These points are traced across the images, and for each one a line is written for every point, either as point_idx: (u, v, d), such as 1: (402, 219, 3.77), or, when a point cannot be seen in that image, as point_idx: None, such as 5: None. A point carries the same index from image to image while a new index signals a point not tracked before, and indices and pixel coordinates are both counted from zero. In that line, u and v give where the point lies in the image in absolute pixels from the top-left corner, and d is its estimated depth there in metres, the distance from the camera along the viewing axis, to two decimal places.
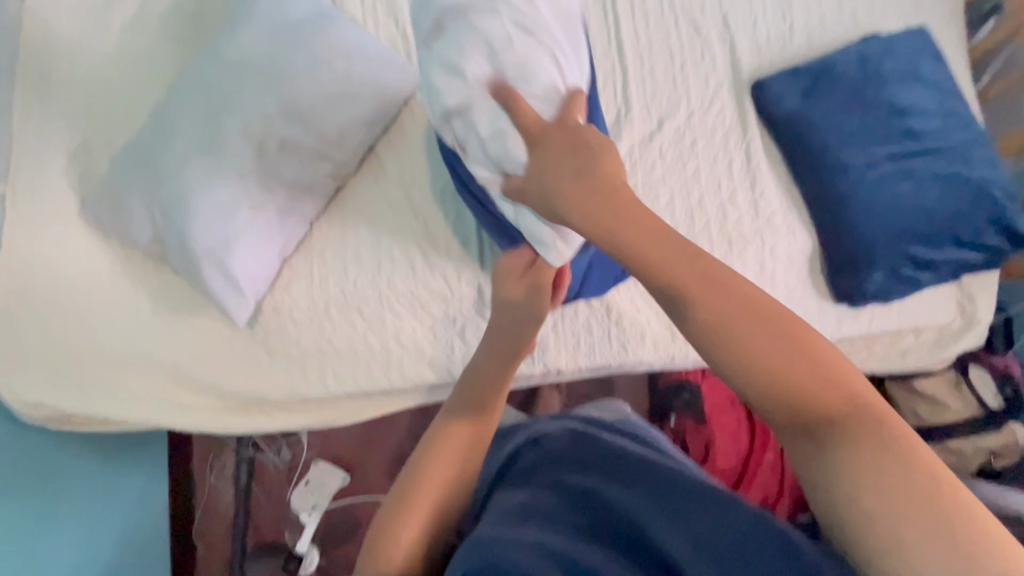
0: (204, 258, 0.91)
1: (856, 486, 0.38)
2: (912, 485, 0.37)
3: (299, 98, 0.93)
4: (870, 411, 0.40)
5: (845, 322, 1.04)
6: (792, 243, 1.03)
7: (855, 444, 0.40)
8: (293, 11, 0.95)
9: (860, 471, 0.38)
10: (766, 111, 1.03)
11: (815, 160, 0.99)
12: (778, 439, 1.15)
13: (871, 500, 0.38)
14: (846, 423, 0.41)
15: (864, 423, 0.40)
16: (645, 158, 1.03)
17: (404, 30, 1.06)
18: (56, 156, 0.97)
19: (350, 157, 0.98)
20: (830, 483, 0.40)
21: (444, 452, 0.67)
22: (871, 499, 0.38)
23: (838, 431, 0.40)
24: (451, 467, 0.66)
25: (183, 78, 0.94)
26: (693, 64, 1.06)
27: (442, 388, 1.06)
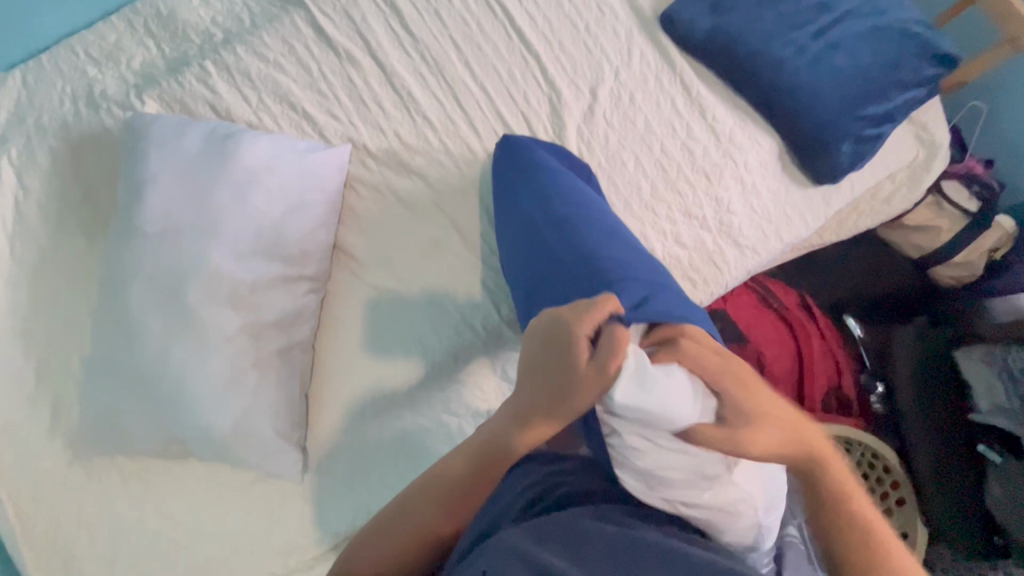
0: (230, 436, 0.84)
1: (843, 542, 0.58)
2: (877, 550, 0.57)
3: (242, 232, 0.85)
4: (848, 498, 0.60)
5: (833, 198, 1.08)
6: (759, 151, 1.04)
7: (839, 517, 0.59)
8: (194, 149, 0.88)
9: (847, 538, 0.58)
10: (683, 40, 1.02)
11: (748, 67, 1.00)
12: (815, 326, 1.20)
13: (852, 547, 0.58)
14: (842, 498, 0.60)
15: (849, 510, 0.60)
16: (595, 134, 1.02)
17: (305, 110, 0.98)
18: (19, 406, 0.88)
19: (321, 264, 0.92)
20: (828, 531, 0.60)
21: (427, 500, 0.64)
22: (852, 548, 0.58)
23: (832, 499, 0.60)
24: (427, 526, 0.64)
25: (114, 266, 0.86)
26: (596, 23, 1.04)
27: None
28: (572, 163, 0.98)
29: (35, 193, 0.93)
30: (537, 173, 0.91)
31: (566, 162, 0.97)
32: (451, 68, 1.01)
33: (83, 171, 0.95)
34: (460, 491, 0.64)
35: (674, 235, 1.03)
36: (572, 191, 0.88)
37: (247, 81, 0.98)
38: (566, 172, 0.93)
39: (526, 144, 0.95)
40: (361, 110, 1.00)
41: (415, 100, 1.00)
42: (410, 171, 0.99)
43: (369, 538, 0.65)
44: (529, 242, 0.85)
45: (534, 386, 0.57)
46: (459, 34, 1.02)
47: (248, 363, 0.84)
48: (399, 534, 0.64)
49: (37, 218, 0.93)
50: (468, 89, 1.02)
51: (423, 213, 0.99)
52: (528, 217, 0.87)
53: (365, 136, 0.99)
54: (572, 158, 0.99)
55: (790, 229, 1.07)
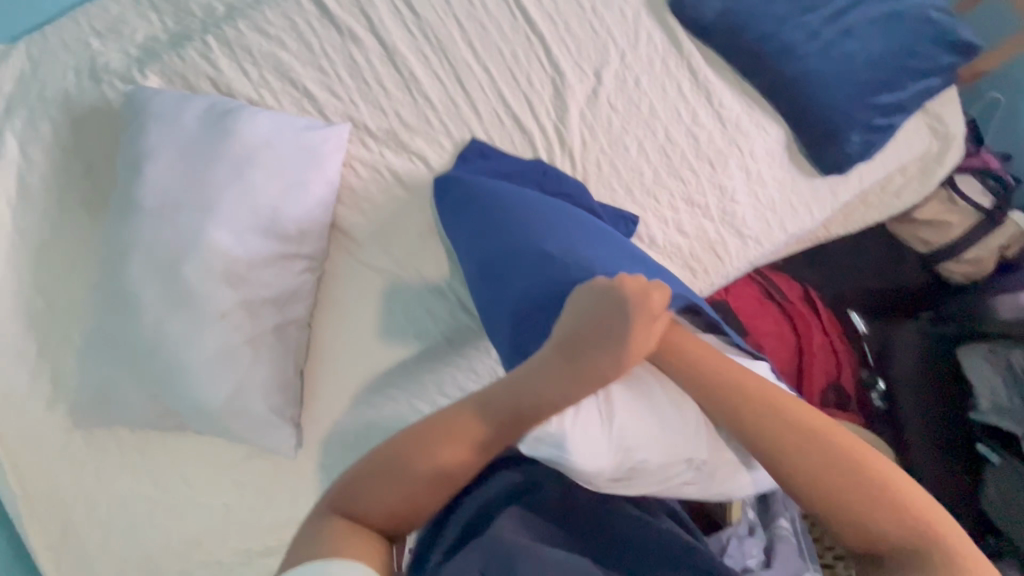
0: (224, 411, 0.84)
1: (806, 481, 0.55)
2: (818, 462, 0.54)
3: (238, 208, 0.85)
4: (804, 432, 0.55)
5: (840, 189, 1.06)
6: (767, 139, 1.02)
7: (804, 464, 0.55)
8: (193, 124, 0.88)
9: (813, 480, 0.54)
10: (693, 23, 1.00)
11: (758, 52, 0.97)
12: (815, 318, 1.21)
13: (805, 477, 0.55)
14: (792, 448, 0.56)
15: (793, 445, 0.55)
16: (598, 119, 1.00)
17: (306, 88, 0.98)
18: (22, 375, 0.89)
19: (318, 243, 0.92)
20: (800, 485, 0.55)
21: (451, 446, 0.56)
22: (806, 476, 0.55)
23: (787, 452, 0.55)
24: (448, 469, 0.56)
25: (113, 239, 0.87)
26: (603, 3, 1.01)
27: None
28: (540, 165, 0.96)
29: (38, 164, 0.94)
30: (480, 201, 0.86)
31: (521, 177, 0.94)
32: (454, 48, 1.00)
33: (84, 145, 0.95)
34: (472, 435, 0.56)
35: (674, 222, 1.02)
36: (524, 198, 0.83)
37: (248, 57, 0.98)
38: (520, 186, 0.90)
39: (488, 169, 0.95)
40: (362, 88, 0.99)
41: (416, 79, 0.99)
42: (410, 152, 0.99)
43: (394, 477, 0.55)
44: (488, 258, 0.78)
45: (593, 356, 0.56)
46: (462, 13, 1.00)
47: (243, 339, 0.85)
48: (415, 479, 0.55)
49: (40, 189, 0.94)
50: (471, 70, 1.00)
51: (422, 194, 0.98)
52: (487, 232, 0.80)
53: (366, 116, 0.98)
54: (532, 162, 0.96)
55: (794, 219, 1.06)
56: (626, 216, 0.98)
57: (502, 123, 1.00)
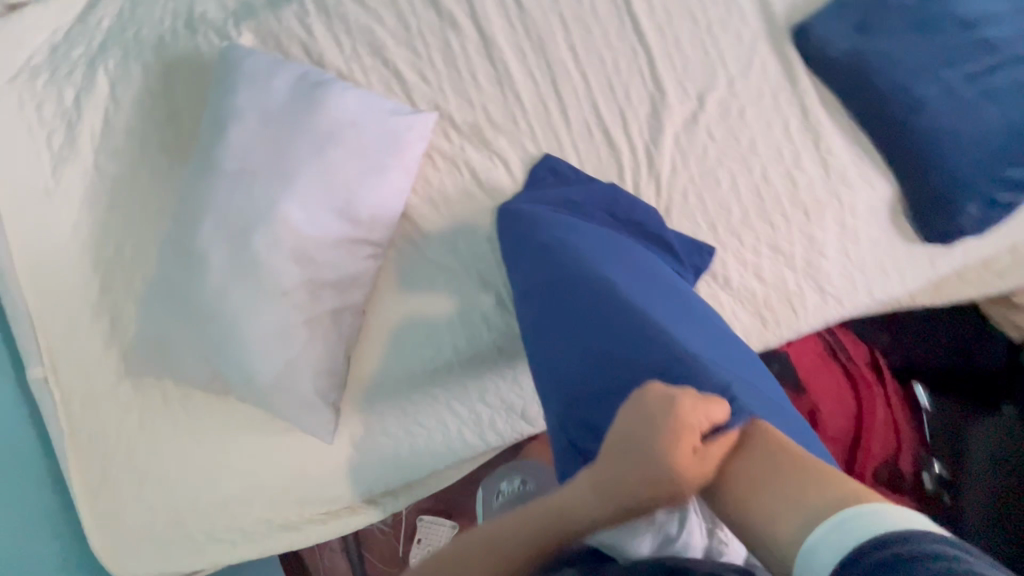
0: (272, 385, 0.84)
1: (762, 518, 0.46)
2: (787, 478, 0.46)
3: (314, 186, 0.83)
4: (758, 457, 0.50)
5: (939, 260, 0.98)
6: (871, 195, 0.95)
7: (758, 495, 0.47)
8: (281, 93, 0.86)
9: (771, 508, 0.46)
10: (816, 58, 0.92)
11: (882, 101, 0.90)
12: (882, 388, 1.14)
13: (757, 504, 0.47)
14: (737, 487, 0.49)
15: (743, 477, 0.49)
16: (694, 145, 0.94)
17: (397, 68, 0.94)
18: (80, 314, 0.90)
19: (386, 232, 0.89)
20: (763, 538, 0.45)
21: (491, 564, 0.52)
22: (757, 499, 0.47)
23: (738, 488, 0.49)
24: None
25: (187, 197, 0.86)
26: (720, 23, 0.94)
27: (514, 439, 1.02)
28: (612, 190, 0.91)
29: (126, 106, 0.94)
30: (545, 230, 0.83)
31: (590, 206, 0.89)
32: (555, 49, 0.95)
33: (172, 94, 0.95)
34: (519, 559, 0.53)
35: (754, 267, 0.96)
36: (592, 243, 0.80)
37: (343, 27, 0.94)
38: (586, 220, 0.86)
39: (552, 192, 0.91)
40: (453, 77, 0.95)
41: (511, 76, 0.95)
42: (491, 150, 0.95)
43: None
44: (548, 305, 0.75)
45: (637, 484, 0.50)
46: (569, 12, 0.95)
47: (301, 318, 0.84)
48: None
49: (124, 132, 0.94)
50: (568, 74, 0.95)
51: (496, 196, 0.95)
52: (551, 272, 0.77)
53: (453, 106, 0.95)
54: (600, 186, 0.91)
55: (883, 284, 0.98)
56: (702, 246, 0.93)
57: (591, 135, 0.95)
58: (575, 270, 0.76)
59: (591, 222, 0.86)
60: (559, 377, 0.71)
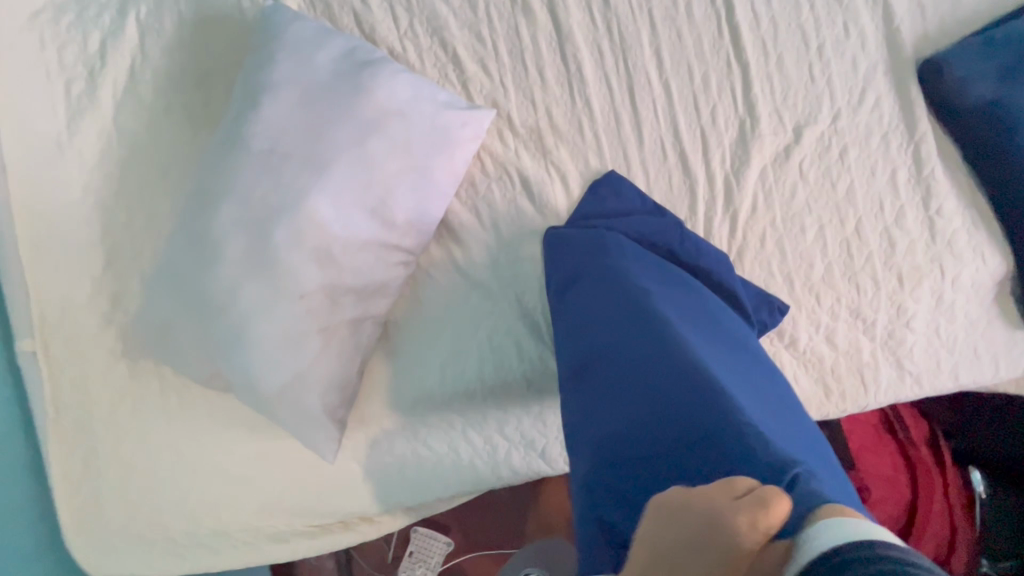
0: (277, 394, 0.76)
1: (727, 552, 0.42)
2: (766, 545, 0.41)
3: (348, 179, 0.74)
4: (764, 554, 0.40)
5: None
6: (979, 267, 0.82)
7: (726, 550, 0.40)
8: (325, 68, 0.76)
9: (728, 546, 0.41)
10: (943, 101, 0.79)
11: (1015, 162, 0.76)
12: (939, 475, 1.03)
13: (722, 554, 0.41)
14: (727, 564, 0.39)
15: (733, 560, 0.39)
16: (781, 184, 0.82)
17: (456, 53, 0.83)
18: (81, 284, 0.82)
19: (422, 238, 0.80)
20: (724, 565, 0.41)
21: None
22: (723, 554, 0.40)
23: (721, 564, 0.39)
24: None
25: (208, 173, 0.77)
26: (834, 45, 0.81)
27: (528, 476, 0.94)
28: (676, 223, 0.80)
29: (154, 60, 0.85)
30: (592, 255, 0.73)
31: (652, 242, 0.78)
32: (637, 52, 0.83)
33: (206, 52, 0.85)
34: None
35: (828, 331, 0.84)
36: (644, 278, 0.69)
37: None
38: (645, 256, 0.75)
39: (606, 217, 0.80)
40: (518, 71, 0.84)
41: (583, 78, 0.83)
42: (549, 160, 0.84)
43: None
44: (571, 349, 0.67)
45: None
46: (660, 12, 0.82)
47: (316, 325, 0.75)
48: None
49: (149, 88, 0.84)
50: (649, 84, 0.83)
51: (548, 212, 0.84)
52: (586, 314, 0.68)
53: (513, 104, 0.84)
54: (666, 219, 0.80)
55: (973, 369, 0.86)
56: (773, 300, 0.80)
57: (665, 157, 0.83)
58: (613, 313, 0.66)
59: (652, 257, 0.75)
60: (577, 432, 0.61)
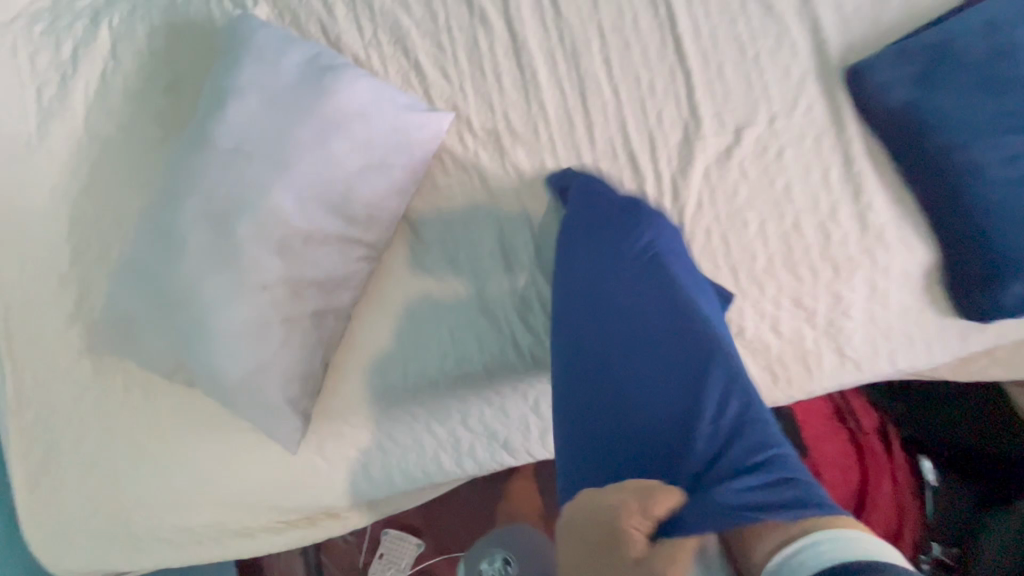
0: (239, 385, 0.78)
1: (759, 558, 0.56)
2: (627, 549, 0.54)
3: (309, 177, 0.77)
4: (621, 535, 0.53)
5: (971, 338, 0.91)
6: (907, 258, 0.88)
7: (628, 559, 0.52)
8: (288, 72, 0.79)
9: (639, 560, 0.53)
10: (867, 104, 0.85)
11: (932, 160, 0.83)
12: (888, 462, 1.08)
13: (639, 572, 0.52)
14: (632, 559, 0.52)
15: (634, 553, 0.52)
16: (725, 183, 0.88)
17: (418, 61, 0.88)
18: (48, 281, 0.84)
19: (382, 234, 0.83)
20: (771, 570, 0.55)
21: None
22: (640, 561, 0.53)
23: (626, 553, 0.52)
24: None
25: (174, 172, 0.80)
26: (769, 54, 0.88)
27: (493, 468, 0.96)
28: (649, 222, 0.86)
29: (124, 66, 0.88)
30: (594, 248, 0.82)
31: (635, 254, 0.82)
32: (588, 60, 0.88)
33: (175, 58, 0.88)
34: None
35: (772, 320, 0.89)
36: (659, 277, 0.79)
37: (366, 10, 0.88)
38: (622, 273, 0.81)
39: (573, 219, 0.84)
40: (476, 77, 0.88)
41: (537, 83, 0.88)
42: (507, 160, 0.88)
43: None
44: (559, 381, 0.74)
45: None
46: (609, 23, 0.88)
47: (277, 316, 0.78)
48: None
49: (119, 93, 0.88)
50: (599, 89, 0.88)
51: (506, 209, 0.88)
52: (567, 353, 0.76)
53: (471, 108, 0.88)
54: (641, 237, 0.82)
55: (908, 355, 0.91)
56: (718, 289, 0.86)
57: (616, 158, 0.89)
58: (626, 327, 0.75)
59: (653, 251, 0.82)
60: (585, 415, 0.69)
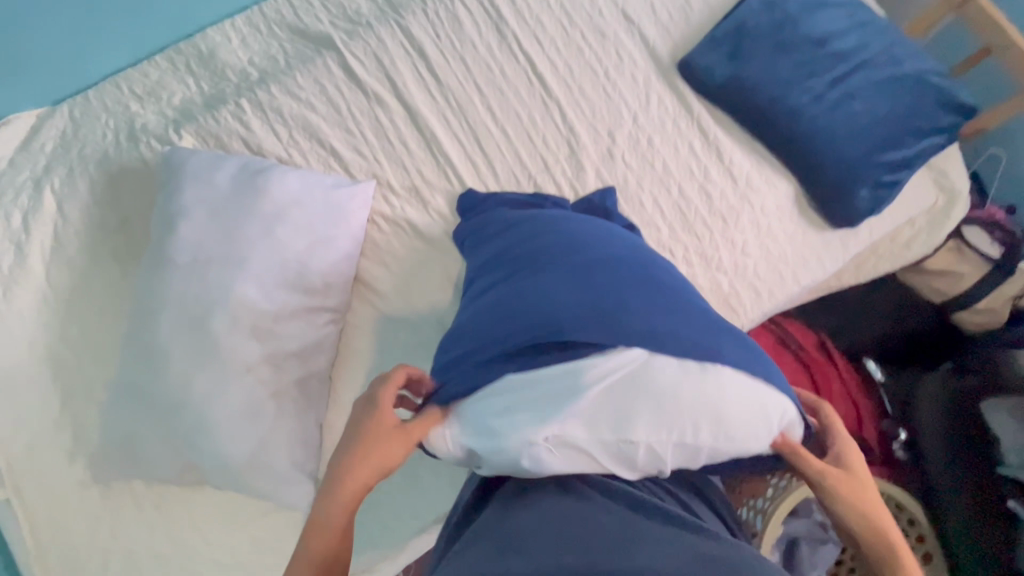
0: (246, 465, 0.84)
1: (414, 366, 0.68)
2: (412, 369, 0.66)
3: (266, 263, 0.88)
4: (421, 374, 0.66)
5: (851, 242, 1.08)
6: (777, 194, 1.06)
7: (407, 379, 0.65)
8: (224, 183, 0.91)
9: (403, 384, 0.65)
10: (701, 86, 1.06)
11: (766, 111, 1.02)
12: (834, 366, 1.18)
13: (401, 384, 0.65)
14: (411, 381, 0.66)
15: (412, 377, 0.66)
16: (615, 176, 1.04)
17: (333, 147, 1.02)
18: (42, 430, 0.89)
19: (341, 298, 0.93)
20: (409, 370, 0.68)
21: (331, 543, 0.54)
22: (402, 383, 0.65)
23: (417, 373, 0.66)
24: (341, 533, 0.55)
25: (141, 293, 0.89)
26: (616, 69, 1.07)
27: None
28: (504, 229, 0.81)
29: (72, 221, 0.97)
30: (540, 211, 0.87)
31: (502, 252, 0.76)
32: (473, 110, 1.05)
33: (119, 202, 0.99)
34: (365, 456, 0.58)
35: (690, 277, 1.02)
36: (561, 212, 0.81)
37: (280, 119, 1.02)
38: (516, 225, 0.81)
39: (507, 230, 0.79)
40: (386, 147, 1.03)
41: (438, 138, 1.04)
42: (430, 208, 1.02)
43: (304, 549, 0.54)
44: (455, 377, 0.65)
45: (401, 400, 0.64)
46: (482, 78, 1.06)
47: (267, 393, 0.86)
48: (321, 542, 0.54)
49: (73, 246, 0.97)
50: (489, 130, 1.05)
51: (441, 247, 1.00)
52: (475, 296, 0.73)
53: (389, 173, 1.02)
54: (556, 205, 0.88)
55: (809, 271, 1.07)
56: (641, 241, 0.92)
57: (520, 181, 1.04)
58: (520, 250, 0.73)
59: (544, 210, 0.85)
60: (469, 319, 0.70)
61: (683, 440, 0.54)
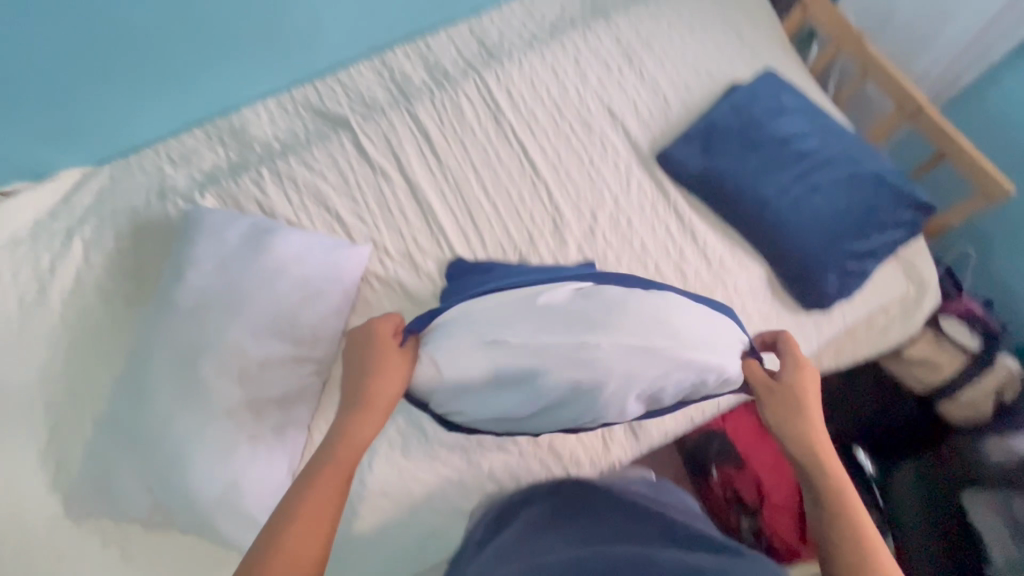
0: (215, 508, 0.86)
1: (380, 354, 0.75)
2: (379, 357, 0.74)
3: (260, 313, 0.94)
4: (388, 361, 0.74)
5: (824, 326, 1.12)
6: (749, 276, 1.11)
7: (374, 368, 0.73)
8: (234, 239, 1.01)
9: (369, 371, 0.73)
10: (677, 176, 1.15)
11: (736, 200, 1.11)
12: None
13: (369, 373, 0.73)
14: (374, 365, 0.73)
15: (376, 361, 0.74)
16: (595, 252, 1.11)
17: (338, 213, 1.12)
18: (24, 460, 0.91)
19: (327, 350, 0.98)
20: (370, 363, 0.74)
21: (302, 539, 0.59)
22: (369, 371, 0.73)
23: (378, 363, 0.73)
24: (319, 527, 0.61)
25: (143, 334, 0.95)
26: (600, 157, 1.18)
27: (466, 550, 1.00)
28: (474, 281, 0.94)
29: (95, 265, 1.07)
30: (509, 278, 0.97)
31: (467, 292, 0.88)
32: (468, 187, 1.15)
33: (141, 252, 1.09)
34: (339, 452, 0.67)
35: None
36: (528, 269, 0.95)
37: (293, 186, 1.14)
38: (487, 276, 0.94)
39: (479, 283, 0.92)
40: (386, 215, 1.13)
41: (433, 210, 1.13)
42: (420, 272, 1.09)
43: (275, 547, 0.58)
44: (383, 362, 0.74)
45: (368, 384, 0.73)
46: (478, 159, 1.18)
47: (244, 437, 0.89)
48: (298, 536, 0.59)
49: (91, 288, 1.05)
50: (481, 205, 1.14)
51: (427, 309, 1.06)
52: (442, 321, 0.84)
53: (386, 239, 1.11)
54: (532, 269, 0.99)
55: None
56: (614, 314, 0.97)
57: (506, 252, 1.11)
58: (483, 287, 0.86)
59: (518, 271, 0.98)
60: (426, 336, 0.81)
61: (644, 347, 0.70)
